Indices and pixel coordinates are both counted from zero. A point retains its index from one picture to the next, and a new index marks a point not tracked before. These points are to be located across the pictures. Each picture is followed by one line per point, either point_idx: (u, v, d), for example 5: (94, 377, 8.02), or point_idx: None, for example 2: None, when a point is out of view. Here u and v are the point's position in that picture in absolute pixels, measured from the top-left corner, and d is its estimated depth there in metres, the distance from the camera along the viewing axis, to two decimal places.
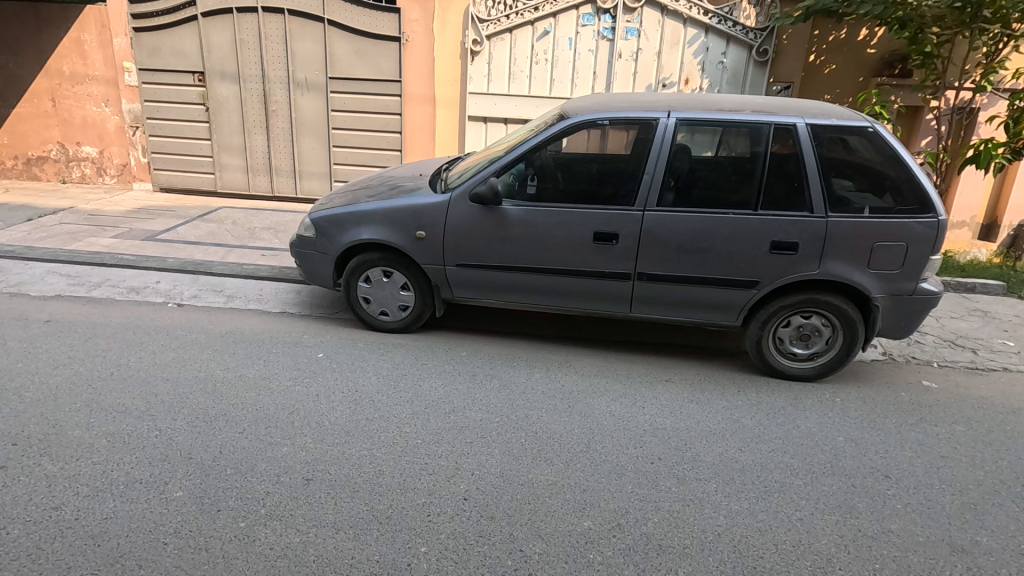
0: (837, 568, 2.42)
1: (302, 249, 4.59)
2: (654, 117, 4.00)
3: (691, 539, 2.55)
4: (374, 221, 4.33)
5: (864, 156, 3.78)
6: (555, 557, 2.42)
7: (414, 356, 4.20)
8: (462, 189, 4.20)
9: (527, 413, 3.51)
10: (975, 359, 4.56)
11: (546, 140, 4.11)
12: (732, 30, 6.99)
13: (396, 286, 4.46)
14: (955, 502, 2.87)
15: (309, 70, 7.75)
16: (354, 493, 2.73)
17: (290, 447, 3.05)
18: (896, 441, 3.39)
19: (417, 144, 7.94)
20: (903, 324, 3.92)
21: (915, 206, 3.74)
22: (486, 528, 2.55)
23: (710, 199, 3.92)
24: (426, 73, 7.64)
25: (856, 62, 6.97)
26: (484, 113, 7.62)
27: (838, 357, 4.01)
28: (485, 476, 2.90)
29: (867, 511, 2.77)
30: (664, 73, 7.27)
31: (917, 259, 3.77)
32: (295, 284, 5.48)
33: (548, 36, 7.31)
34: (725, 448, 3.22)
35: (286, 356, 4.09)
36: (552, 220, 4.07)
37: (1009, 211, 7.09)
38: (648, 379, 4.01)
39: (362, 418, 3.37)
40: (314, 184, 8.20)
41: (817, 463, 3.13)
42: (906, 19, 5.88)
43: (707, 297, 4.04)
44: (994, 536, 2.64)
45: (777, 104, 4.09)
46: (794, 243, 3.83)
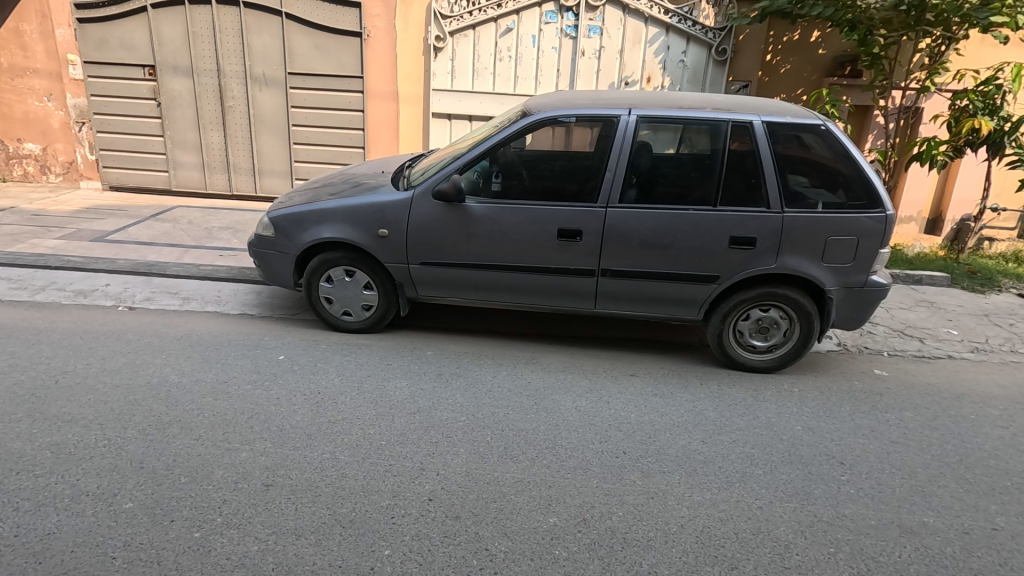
0: (795, 554, 2.49)
1: (261, 249, 4.47)
2: (617, 114, 4.03)
3: (655, 532, 2.58)
4: (335, 220, 4.24)
5: (818, 152, 3.90)
6: (521, 554, 2.41)
7: (379, 356, 4.14)
8: (425, 186, 4.15)
9: (493, 410, 3.49)
10: (923, 348, 4.76)
11: (510, 136, 4.09)
12: (692, 29, 7.11)
13: (359, 286, 4.38)
14: (904, 485, 2.99)
15: (267, 65, 7.55)
16: (316, 498, 2.66)
17: (249, 452, 2.97)
18: (850, 428, 3.51)
19: (380, 142, 7.82)
20: (856, 316, 4.06)
21: (865, 201, 3.88)
22: (452, 528, 2.53)
23: (671, 195, 3.98)
24: (389, 68, 7.52)
25: (810, 62, 7.19)
26: (448, 110, 7.56)
27: (796, 349, 4.13)
28: (451, 476, 2.88)
29: (822, 497, 2.86)
30: (627, 72, 7.35)
31: (869, 253, 3.90)
32: (255, 285, 5.33)
33: (511, 34, 7.29)
34: (688, 441, 3.28)
35: (245, 359, 3.97)
36: (516, 217, 4.06)
37: (953, 206, 7.43)
38: (613, 374, 4.05)
39: (324, 420, 3.30)
40: (274, 182, 7.99)
41: (776, 452, 3.22)
42: (856, 22, 6.08)
43: (669, 292, 4.11)
44: (940, 517, 2.76)
45: (736, 102, 4.17)
46: (752, 238, 3.92)
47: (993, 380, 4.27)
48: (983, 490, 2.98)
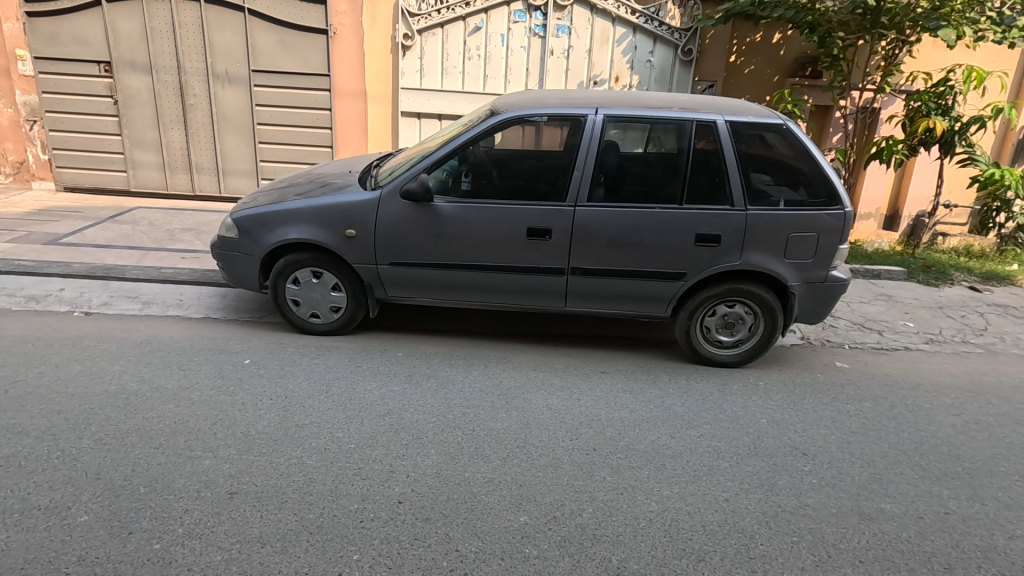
0: (759, 544, 2.54)
1: (224, 250, 4.36)
2: (584, 114, 4.06)
3: (624, 527, 2.61)
4: (301, 220, 4.16)
5: (780, 151, 4.00)
6: (491, 554, 2.41)
7: (348, 358, 4.08)
8: (393, 185, 4.11)
9: (463, 411, 3.48)
10: (881, 340, 4.93)
11: (478, 135, 4.08)
12: (658, 30, 7.20)
13: (327, 287, 4.31)
14: (863, 473, 3.09)
15: (230, 62, 7.36)
16: (282, 504, 2.61)
17: (213, 460, 2.89)
18: (813, 420, 3.61)
19: (348, 141, 7.71)
20: (818, 310, 4.17)
21: (825, 199, 3.99)
22: (421, 530, 2.51)
23: (639, 193, 4.02)
24: (356, 66, 7.41)
25: (772, 63, 7.36)
26: (418, 108, 7.49)
27: (761, 343, 4.23)
28: (420, 477, 2.86)
29: (786, 487, 2.93)
30: (595, 71, 7.40)
31: (829, 248, 4.01)
32: (219, 288, 5.20)
33: (480, 32, 7.26)
34: (656, 435, 3.33)
35: (209, 364, 3.87)
36: (485, 216, 4.05)
37: (909, 202, 7.71)
38: (584, 371, 4.08)
39: (292, 425, 3.23)
40: (239, 182, 7.81)
41: (742, 445, 3.28)
42: (816, 24, 6.28)
43: (638, 289, 4.15)
44: (896, 502, 2.87)
45: (701, 101, 4.24)
46: (717, 235, 3.99)
47: (946, 370, 4.45)
48: (936, 476, 3.10)
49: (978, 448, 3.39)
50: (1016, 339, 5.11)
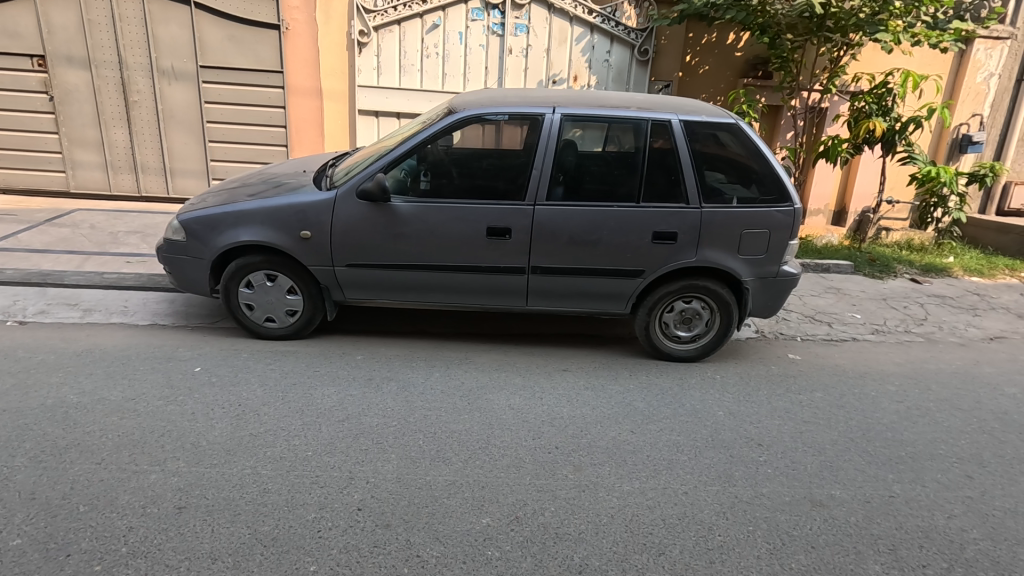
0: (717, 535, 2.60)
1: (171, 254, 4.18)
2: (542, 113, 4.06)
3: (586, 524, 2.62)
4: (253, 222, 4.03)
5: (733, 150, 4.10)
6: (453, 558, 2.38)
7: (305, 363, 3.97)
8: (349, 186, 4.02)
9: (425, 414, 3.43)
10: (830, 331, 5.13)
11: (436, 133, 4.03)
12: (615, 29, 7.29)
13: (282, 290, 4.19)
14: (815, 461, 3.20)
15: (176, 57, 7.06)
16: (234, 518, 2.51)
17: (160, 473, 2.76)
18: (767, 411, 3.72)
19: (304, 139, 7.50)
20: (770, 304, 4.28)
21: (775, 196, 4.11)
22: (382, 537, 2.47)
23: (597, 192, 4.06)
24: (311, 63, 7.23)
25: (726, 64, 7.54)
26: (375, 107, 7.36)
27: (718, 338, 4.32)
28: (380, 483, 2.80)
29: (743, 478, 3.01)
30: (554, 70, 7.43)
31: (780, 244, 4.14)
32: (167, 293, 4.98)
33: (438, 30, 7.19)
34: (618, 432, 3.36)
35: (156, 373, 3.70)
36: (444, 216, 4.01)
37: (854, 199, 8.03)
38: (547, 370, 4.09)
39: (245, 434, 3.12)
40: (188, 182, 7.51)
41: (700, 438, 3.35)
42: (766, 26, 6.48)
43: (598, 287, 4.19)
44: (846, 489, 2.97)
45: (656, 100, 4.30)
46: (673, 232, 4.06)
47: (891, 359, 4.66)
48: (882, 461, 3.24)
49: (919, 433, 3.56)
50: (953, 327, 5.40)
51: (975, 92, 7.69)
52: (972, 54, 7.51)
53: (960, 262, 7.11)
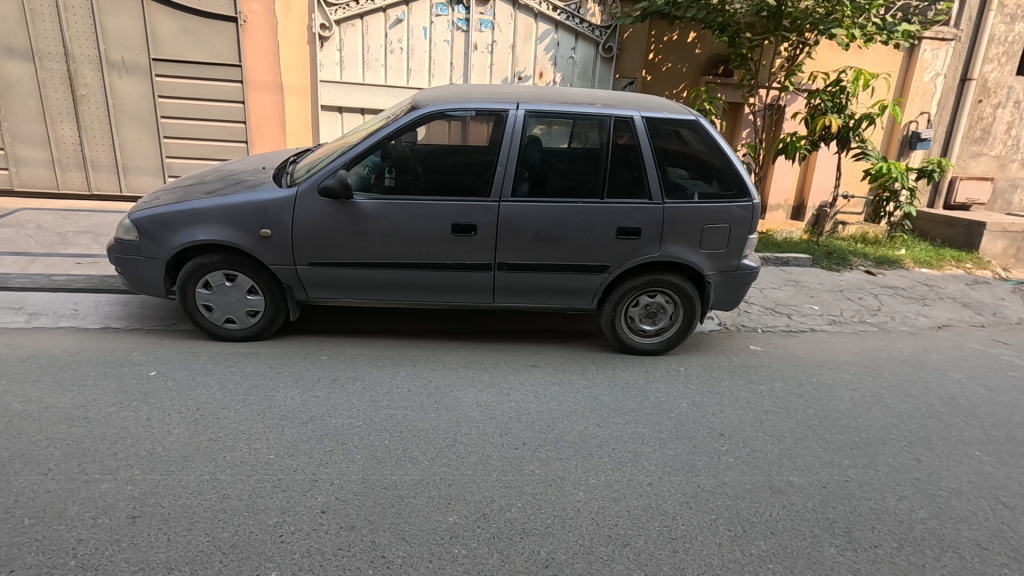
0: (681, 525, 2.65)
1: (123, 254, 4.02)
2: (506, 109, 4.05)
3: (553, 518, 2.64)
4: (209, 220, 3.90)
5: (695, 147, 4.17)
6: (419, 557, 2.36)
7: (268, 364, 3.88)
8: (309, 182, 3.94)
9: (391, 413, 3.39)
10: (790, 323, 5.28)
11: (399, 130, 3.98)
12: (580, 26, 7.32)
13: (242, 290, 4.08)
14: (775, 449, 3.29)
15: (126, 50, 6.79)
16: (191, 525, 2.44)
17: (112, 482, 2.66)
18: (729, 401, 3.81)
19: (265, 136, 7.30)
20: (732, 297, 4.37)
21: (735, 191, 4.20)
22: (346, 539, 2.43)
23: (562, 188, 4.07)
24: (270, 57, 7.04)
25: (687, 62, 7.67)
26: (338, 102, 7.22)
27: (682, 331, 4.41)
28: (345, 485, 2.76)
29: (705, 468, 3.07)
30: (519, 66, 7.43)
31: (740, 239, 4.23)
32: (120, 295, 4.80)
33: (402, 25, 7.10)
34: (584, 425, 3.39)
35: (108, 378, 3.56)
36: (409, 213, 3.97)
37: (812, 194, 8.27)
38: (514, 367, 4.09)
39: (204, 439, 3.03)
40: (143, 180, 7.24)
41: (664, 430, 3.41)
42: (726, 24, 6.64)
43: (564, 282, 4.21)
44: (803, 475, 3.07)
45: (619, 97, 4.35)
46: (637, 228, 4.11)
47: (846, 349, 4.82)
48: (838, 447, 3.36)
49: (872, 419, 3.70)
50: (905, 317, 5.63)
51: (923, 91, 8.01)
52: (919, 54, 7.84)
53: (911, 255, 7.41)
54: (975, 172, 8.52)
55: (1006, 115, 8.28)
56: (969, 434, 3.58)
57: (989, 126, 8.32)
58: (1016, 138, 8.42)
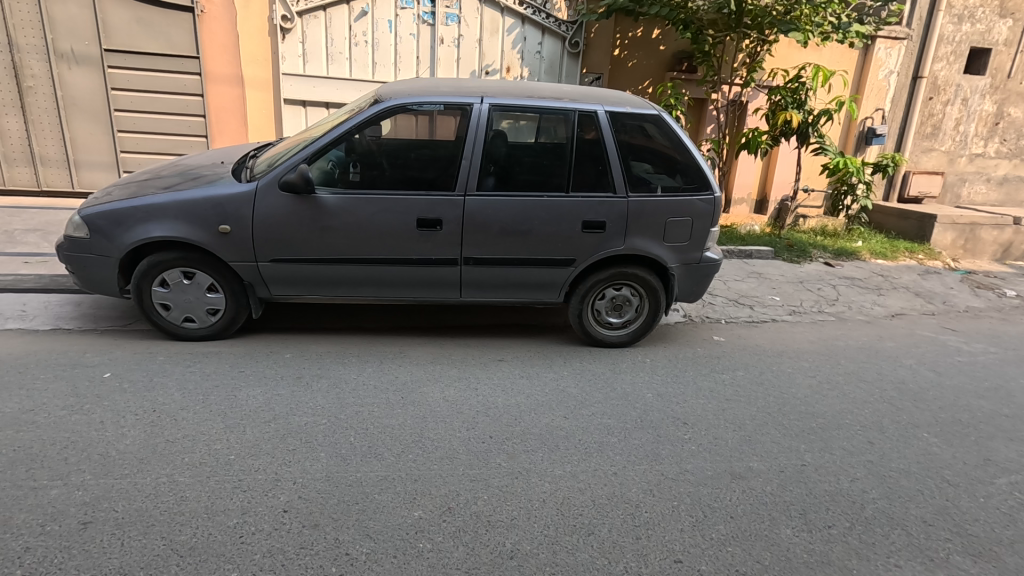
0: (644, 512, 2.70)
1: (73, 252, 3.87)
2: (471, 103, 4.03)
3: (518, 510, 2.65)
4: (165, 216, 3.79)
5: (658, 142, 4.23)
6: (383, 553, 2.35)
7: (229, 363, 3.80)
8: (270, 177, 3.85)
9: (357, 410, 3.36)
10: (752, 314, 5.42)
11: (362, 123, 3.93)
12: (546, 21, 7.32)
13: (201, 288, 3.97)
14: (736, 436, 3.37)
15: (76, 40, 6.52)
16: (147, 529, 2.37)
17: (62, 488, 2.57)
18: (693, 390, 3.90)
19: (225, 130, 7.11)
20: (695, 289, 4.45)
21: (697, 185, 4.28)
22: (308, 538, 2.40)
23: (527, 182, 4.08)
24: (230, 48, 6.85)
25: (653, 58, 7.76)
26: (302, 96, 7.08)
27: (647, 322, 4.47)
28: (309, 483, 2.73)
29: (669, 456, 3.14)
30: (486, 61, 7.40)
31: (702, 232, 4.30)
32: (72, 295, 4.62)
33: (366, 18, 6.98)
34: (551, 418, 3.42)
35: (59, 381, 3.43)
36: (373, 208, 3.92)
37: (774, 188, 8.48)
38: (482, 361, 4.09)
39: (160, 441, 2.95)
40: (96, 175, 6.99)
41: (630, 420, 3.46)
42: (689, 22, 6.78)
43: (531, 276, 4.23)
44: (762, 460, 3.16)
45: (584, 92, 4.37)
46: (602, 221, 4.15)
47: (806, 338, 4.97)
48: (795, 432, 3.46)
49: (829, 405, 3.83)
50: (861, 306, 5.83)
51: (878, 88, 8.29)
52: (874, 53, 8.10)
53: (867, 246, 7.67)
54: (927, 166, 8.87)
55: (954, 112, 8.63)
56: (918, 417, 3.74)
57: (939, 123, 8.66)
58: (964, 134, 8.79)
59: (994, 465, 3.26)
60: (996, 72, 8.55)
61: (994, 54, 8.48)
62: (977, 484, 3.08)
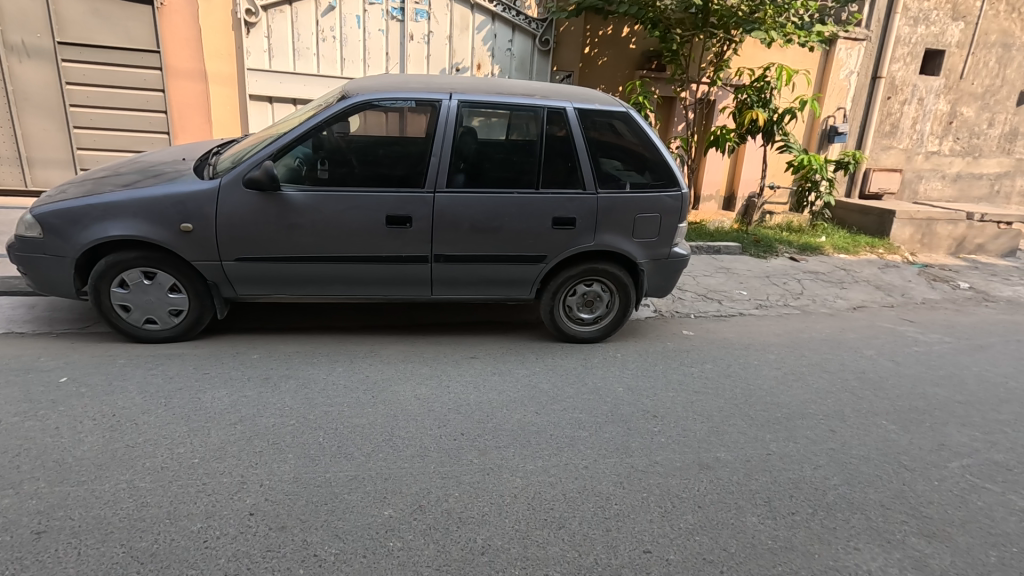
0: (614, 504, 2.73)
1: (25, 252, 3.72)
2: (439, 99, 4.01)
3: (489, 506, 2.65)
4: (123, 214, 3.67)
5: (627, 139, 4.28)
6: (352, 553, 2.32)
7: (193, 365, 3.70)
8: (233, 174, 3.77)
9: (326, 410, 3.31)
10: (720, 308, 5.52)
11: (329, 119, 3.87)
12: (516, 19, 7.32)
13: (163, 288, 3.86)
14: (704, 427, 3.43)
15: (27, 32, 6.26)
16: (106, 536, 2.30)
17: (14, 497, 2.47)
18: (662, 383, 3.96)
19: (188, 126, 6.92)
20: (664, 284, 4.51)
21: (665, 181, 4.34)
22: (275, 540, 2.36)
23: (498, 179, 4.07)
24: (192, 43, 6.66)
25: (622, 56, 7.83)
26: (268, 92, 6.93)
27: (618, 318, 4.52)
28: (276, 485, 2.68)
29: (639, 448, 3.18)
30: (456, 58, 7.36)
31: (670, 227, 4.37)
32: (25, 297, 4.44)
33: (334, 13, 6.87)
34: (523, 414, 3.43)
35: (11, 387, 3.29)
36: (341, 205, 3.87)
37: (741, 185, 8.65)
38: (454, 359, 4.08)
39: (120, 446, 2.85)
40: (51, 173, 6.73)
41: (601, 414, 3.50)
42: (657, 20, 6.87)
43: (502, 273, 4.23)
44: (729, 450, 3.22)
45: (553, 88, 4.39)
46: (572, 218, 4.17)
47: (772, 331, 5.09)
48: (761, 422, 3.55)
49: (793, 395, 3.93)
50: (824, 300, 6.00)
51: (839, 87, 8.53)
52: (835, 53, 8.32)
53: (831, 241, 7.89)
54: (886, 163, 9.16)
55: (911, 111, 8.94)
56: (877, 405, 3.87)
57: (897, 122, 8.96)
58: (921, 132, 9.11)
59: (947, 450, 3.40)
60: (950, 73, 8.88)
61: (947, 55, 8.80)
62: (932, 468, 3.20)
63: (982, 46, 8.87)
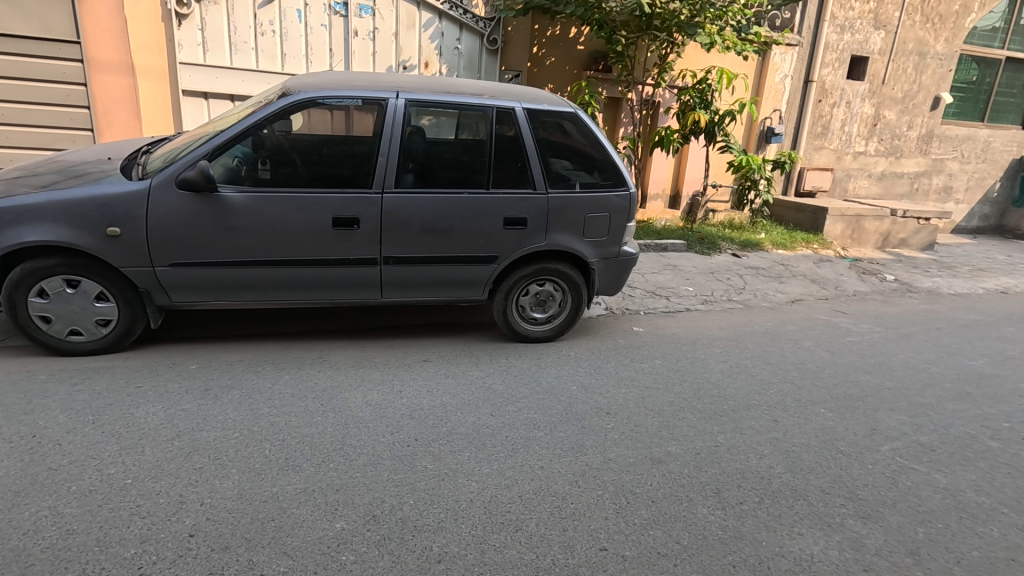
0: (570, 503, 2.74)
1: None
2: (385, 98, 3.91)
3: (445, 512, 2.61)
4: (40, 218, 3.39)
5: (576, 139, 4.31)
6: (302, 570, 2.23)
7: (124, 379, 3.47)
8: (165, 175, 3.55)
9: (272, 421, 3.18)
10: (668, 304, 5.67)
11: (269, 117, 3.71)
12: (464, 17, 7.26)
13: (89, 297, 3.60)
14: (656, 422, 3.51)
15: None
16: (25, 571, 2.12)
17: None
18: (615, 380, 4.02)
19: (115, 122, 6.49)
20: (615, 282, 4.58)
21: (613, 181, 4.40)
22: (218, 563, 2.23)
23: (448, 179, 4.02)
24: (117, 34, 6.24)
25: (570, 57, 7.90)
26: (203, 87, 6.61)
27: (571, 316, 4.56)
28: (218, 503, 2.54)
29: (593, 446, 3.21)
30: (404, 55, 7.23)
31: (619, 226, 4.43)
32: None
33: (272, 6, 6.61)
34: (477, 416, 3.40)
35: None
36: (284, 207, 3.72)
37: (686, 184, 8.90)
38: (406, 362, 4.00)
39: (41, 470, 2.64)
40: None
41: (555, 413, 3.51)
42: (603, 22, 6.99)
43: (453, 274, 4.18)
44: (679, 444, 3.30)
45: (502, 88, 4.37)
46: (523, 218, 4.17)
47: (717, 325, 5.26)
48: (709, 414, 3.66)
49: (739, 387, 4.07)
50: (764, 294, 6.26)
51: (775, 90, 8.93)
52: (771, 57, 8.70)
53: (769, 237, 8.25)
54: (819, 163, 9.66)
55: (840, 113, 9.45)
56: (816, 394, 4.07)
57: (828, 123, 9.46)
58: (848, 134, 9.65)
59: (879, 434, 3.60)
60: (873, 78, 9.45)
61: (870, 62, 9.36)
62: (866, 452, 3.39)
63: (901, 53, 9.48)
